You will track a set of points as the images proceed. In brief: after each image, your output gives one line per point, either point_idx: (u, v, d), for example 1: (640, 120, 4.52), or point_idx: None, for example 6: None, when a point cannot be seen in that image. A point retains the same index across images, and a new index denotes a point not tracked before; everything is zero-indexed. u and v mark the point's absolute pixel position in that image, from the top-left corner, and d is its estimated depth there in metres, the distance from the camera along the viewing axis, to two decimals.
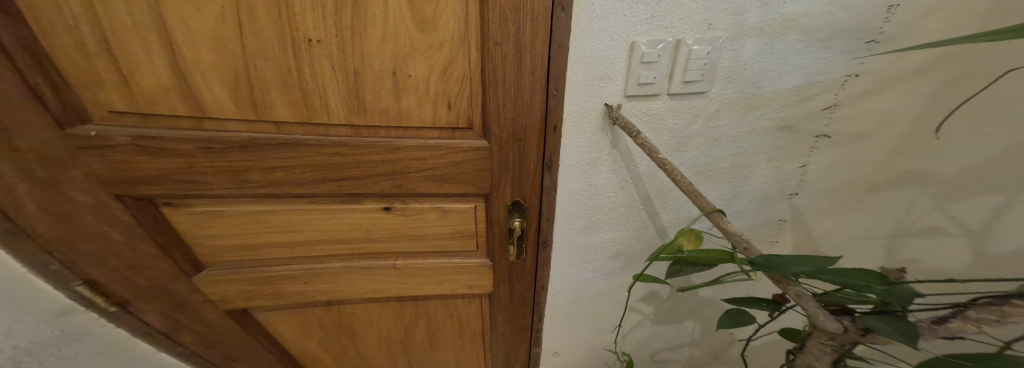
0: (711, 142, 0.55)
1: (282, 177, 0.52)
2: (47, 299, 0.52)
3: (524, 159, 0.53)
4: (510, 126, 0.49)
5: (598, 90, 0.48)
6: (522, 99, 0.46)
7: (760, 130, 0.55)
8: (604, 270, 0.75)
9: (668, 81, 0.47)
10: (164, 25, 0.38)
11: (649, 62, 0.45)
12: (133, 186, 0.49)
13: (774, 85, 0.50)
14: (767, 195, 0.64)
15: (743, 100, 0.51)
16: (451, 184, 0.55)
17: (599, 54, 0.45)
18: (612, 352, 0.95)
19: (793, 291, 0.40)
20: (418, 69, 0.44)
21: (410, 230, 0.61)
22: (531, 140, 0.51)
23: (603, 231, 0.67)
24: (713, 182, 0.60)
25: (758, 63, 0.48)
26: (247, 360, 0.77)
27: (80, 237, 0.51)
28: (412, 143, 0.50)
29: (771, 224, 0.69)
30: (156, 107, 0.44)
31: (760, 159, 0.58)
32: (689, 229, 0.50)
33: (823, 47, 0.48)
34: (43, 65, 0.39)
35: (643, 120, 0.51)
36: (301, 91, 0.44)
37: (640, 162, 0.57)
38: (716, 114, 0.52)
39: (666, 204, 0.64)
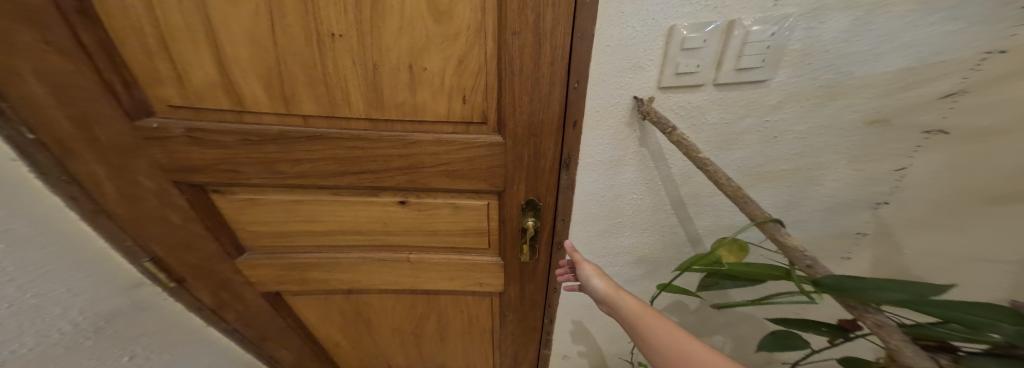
0: (766, 139, 0.47)
1: (308, 169, 0.54)
2: (122, 272, 0.60)
3: (540, 156, 0.50)
4: (526, 122, 0.46)
5: (627, 82, 0.43)
6: (539, 92, 0.43)
7: (840, 125, 0.46)
8: (623, 276, 0.69)
9: (715, 69, 0.40)
10: (209, 23, 0.39)
11: (692, 49, 0.39)
12: (186, 175, 0.53)
13: (868, 69, 0.41)
14: (853, 204, 0.54)
15: (819, 88, 0.42)
16: (466, 181, 0.53)
17: (630, 41, 0.40)
18: (628, 361, 0.91)
19: (871, 320, 0.34)
20: (433, 62, 0.42)
21: (424, 225, 0.61)
22: (548, 136, 0.47)
23: (624, 235, 0.62)
24: (769, 186, 0.52)
25: (846, 43, 0.39)
26: (276, 338, 0.83)
27: (146, 218, 0.57)
28: (426, 138, 0.49)
29: (845, 239, 0.59)
30: (205, 102, 0.46)
31: (845, 162, 0.49)
32: (731, 239, 0.44)
33: (953, 17, 0.36)
34: (116, 63, 0.42)
35: (680, 114, 0.45)
36: (323, 85, 0.44)
37: (672, 161, 0.51)
38: (782, 106, 0.44)
39: (701, 210, 0.57)
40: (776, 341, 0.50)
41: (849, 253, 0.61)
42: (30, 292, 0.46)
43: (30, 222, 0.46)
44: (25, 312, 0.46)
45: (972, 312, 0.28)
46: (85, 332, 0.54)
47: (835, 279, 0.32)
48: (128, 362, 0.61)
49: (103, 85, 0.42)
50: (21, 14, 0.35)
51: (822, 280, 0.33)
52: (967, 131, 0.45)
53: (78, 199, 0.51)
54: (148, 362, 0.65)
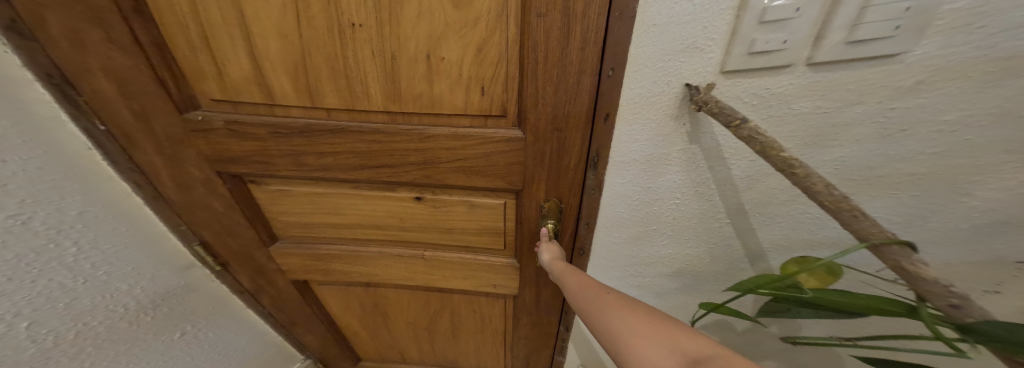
0: (884, 133, 0.33)
1: (330, 162, 0.52)
2: (179, 254, 0.61)
3: (563, 153, 0.43)
4: (549, 115, 0.39)
5: (675, 69, 0.34)
6: (566, 81, 0.36)
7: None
8: (654, 288, 0.61)
9: (812, 44, 0.29)
10: (242, 16, 0.37)
11: (774, 22, 0.29)
12: (227, 165, 0.53)
13: None
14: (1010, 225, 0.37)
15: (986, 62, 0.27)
16: (482, 178, 0.48)
17: (685, 17, 0.31)
18: None
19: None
20: (451, 51, 0.37)
21: (439, 221, 0.58)
22: (574, 131, 0.41)
23: (659, 244, 0.53)
24: (881, 194, 0.38)
25: None
26: (304, 324, 0.88)
27: (195, 206, 0.56)
28: (442, 132, 0.45)
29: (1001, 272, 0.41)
30: (242, 96, 0.45)
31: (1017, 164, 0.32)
32: (815, 259, 0.33)
33: None
34: (167, 59, 0.41)
35: (750, 105, 0.35)
36: (344, 77, 0.41)
37: (732, 162, 0.41)
38: (922, 88, 0.30)
39: (768, 221, 0.45)
40: None
41: (999, 287, 0.42)
42: (102, 270, 0.49)
43: (106, 206, 0.48)
44: (97, 288, 0.49)
45: None
46: (144, 310, 0.58)
47: (998, 325, 0.20)
48: (179, 337, 0.66)
49: (157, 80, 0.42)
50: (86, 13, 0.35)
51: (977, 327, 0.21)
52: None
53: (141, 185, 0.51)
54: (193, 336, 0.69)
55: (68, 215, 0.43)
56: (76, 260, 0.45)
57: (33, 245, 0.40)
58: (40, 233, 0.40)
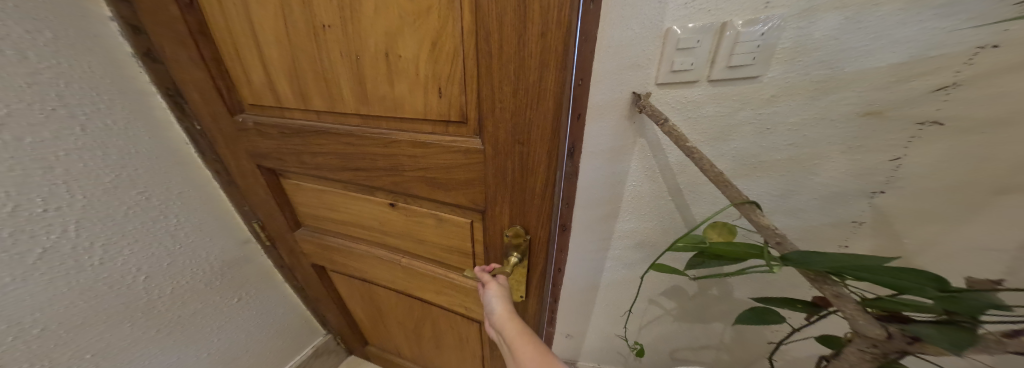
0: (761, 130, 0.41)
1: (321, 162, 0.55)
2: (240, 229, 0.71)
3: (528, 173, 0.42)
4: (509, 126, 0.39)
5: (627, 79, 0.45)
6: (525, 81, 0.35)
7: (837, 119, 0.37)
8: (623, 259, 0.68)
9: (710, 66, 0.40)
10: (253, 35, 0.45)
11: (686, 49, 0.39)
12: (259, 160, 0.58)
13: (860, 65, 0.33)
14: (843, 195, 0.41)
15: (812, 83, 0.36)
16: (442, 191, 0.50)
17: (629, 42, 0.42)
18: (624, 339, 0.83)
19: (830, 290, 0.33)
20: (407, 48, 0.38)
21: (414, 228, 0.60)
22: (539, 147, 0.39)
23: (623, 219, 0.62)
24: (764, 176, 0.43)
25: (835, 40, 0.33)
26: (320, 308, 0.98)
27: (251, 191, 0.64)
28: (404, 137, 0.46)
29: (841, 230, 0.44)
30: (261, 101, 0.51)
31: (837, 152, 0.39)
32: (720, 222, 0.45)
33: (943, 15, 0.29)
34: (222, 69, 0.49)
35: (675, 108, 0.44)
36: (324, 80, 0.45)
37: (668, 151, 0.52)
38: (773, 100, 0.38)
39: (699, 198, 0.56)
40: (754, 317, 0.44)
41: None
42: (194, 239, 0.62)
43: (196, 189, 0.60)
44: (188, 255, 0.61)
45: (905, 277, 0.27)
46: (214, 276, 0.68)
47: (800, 254, 0.32)
48: (236, 302, 0.76)
49: (215, 87, 0.50)
50: (175, 37, 0.45)
51: (789, 256, 0.33)
52: (969, 123, 0.33)
53: (220, 172, 0.61)
54: (244, 307, 0.79)
55: (173, 194, 0.56)
56: (177, 230, 0.58)
57: (151, 216, 0.54)
58: (156, 206, 0.54)
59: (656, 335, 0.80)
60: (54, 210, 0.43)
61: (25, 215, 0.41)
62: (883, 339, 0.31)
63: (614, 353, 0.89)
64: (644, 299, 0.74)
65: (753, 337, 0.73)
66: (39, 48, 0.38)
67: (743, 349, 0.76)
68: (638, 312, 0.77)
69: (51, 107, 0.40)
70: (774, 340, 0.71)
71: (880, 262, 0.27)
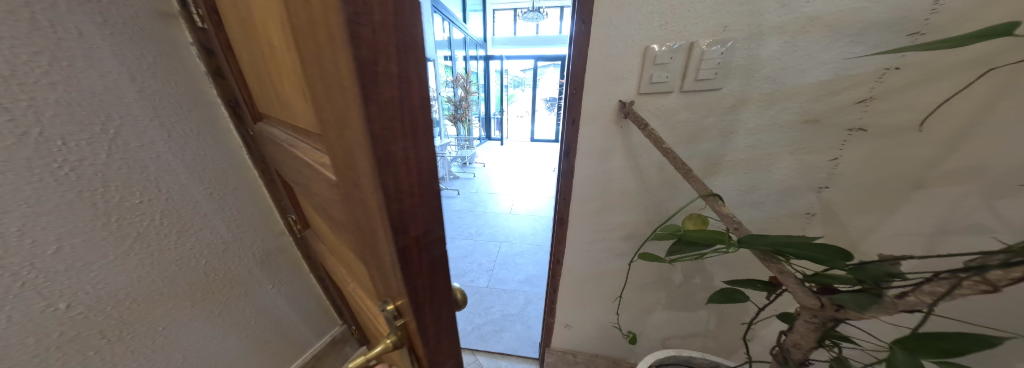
0: (724, 134, 0.47)
1: (279, 167, 0.44)
2: None
3: (373, 237, 0.20)
4: (331, 145, 0.18)
5: (613, 89, 0.52)
6: (319, 50, 0.14)
7: (782, 124, 0.45)
8: (615, 250, 0.75)
9: (681, 79, 0.47)
10: (227, 31, 0.39)
11: (662, 64, 0.47)
12: (266, 158, 0.51)
13: (797, 80, 0.42)
14: (799, 189, 0.48)
15: (761, 94, 0.44)
16: (336, 229, 0.32)
17: (613, 58, 0.49)
18: (616, 326, 0.88)
19: (774, 268, 0.38)
20: (263, 25, 0.23)
21: (342, 262, 0.43)
22: (365, 191, 0.17)
23: (614, 212, 0.68)
24: (730, 174, 0.50)
25: (776, 60, 0.42)
26: None
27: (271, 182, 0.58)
28: (292, 149, 0.30)
29: (797, 220, 0.51)
30: (252, 101, 0.45)
31: (786, 151, 0.46)
32: (696, 214, 0.50)
33: (853, 42, 0.38)
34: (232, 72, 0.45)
35: (654, 115, 0.50)
36: (256, 74, 0.35)
37: (648, 152, 0.59)
38: (732, 109, 0.46)
39: (676, 194, 0.63)
40: (723, 297, 0.48)
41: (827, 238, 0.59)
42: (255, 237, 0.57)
43: None
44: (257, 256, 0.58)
45: (819, 250, 0.32)
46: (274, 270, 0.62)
47: (747, 237, 0.37)
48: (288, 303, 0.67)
49: (231, 84, 0.46)
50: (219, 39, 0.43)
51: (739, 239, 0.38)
52: (885, 128, 0.42)
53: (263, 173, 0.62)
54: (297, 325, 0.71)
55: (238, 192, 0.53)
56: (242, 230, 0.55)
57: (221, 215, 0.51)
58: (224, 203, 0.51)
59: (648, 323, 0.86)
60: (149, 203, 0.41)
61: (127, 205, 0.39)
62: (817, 308, 0.36)
63: (610, 342, 0.94)
64: (635, 288, 0.80)
65: (734, 323, 0.79)
66: (142, 70, 0.39)
67: (726, 334, 0.81)
68: (629, 299, 0.83)
69: (149, 118, 0.41)
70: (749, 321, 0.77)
71: (802, 238, 0.33)
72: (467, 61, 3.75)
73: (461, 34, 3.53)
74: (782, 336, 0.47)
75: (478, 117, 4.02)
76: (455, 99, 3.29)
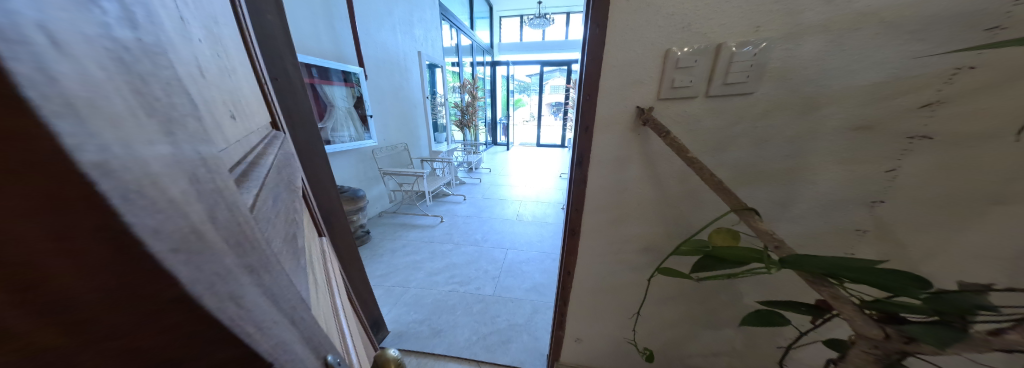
0: (757, 142, 0.44)
1: None
2: None
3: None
4: None
5: (630, 95, 0.48)
6: None
7: (821, 130, 0.41)
8: (631, 263, 0.70)
9: (707, 82, 0.43)
10: None
11: (685, 67, 0.43)
12: None
13: (839, 82, 0.38)
14: (840, 201, 0.44)
15: (799, 99, 0.40)
16: None
17: (631, 62, 0.46)
18: (632, 343, 0.83)
19: (828, 293, 0.33)
20: None
21: None
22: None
23: (630, 224, 0.64)
24: (763, 184, 0.46)
25: (819, 61, 0.38)
26: None
27: None
28: None
29: (844, 237, 0.46)
30: None
31: (826, 159, 0.42)
32: (725, 228, 0.45)
33: (909, 41, 0.35)
34: None
35: (676, 122, 0.47)
36: None
37: (669, 161, 0.55)
38: (766, 116, 0.42)
39: (699, 206, 0.58)
40: (759, 319, 0.43)
41: None
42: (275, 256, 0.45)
43: None
44: None
45: (887, 277, 0.29)
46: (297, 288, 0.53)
47: (795, 258, 0.33)
48: None
49: None
50: None
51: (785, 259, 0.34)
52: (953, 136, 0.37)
53: None
54: None
55: None
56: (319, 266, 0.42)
57: None
58: None
59: (667, 340, 0.80)
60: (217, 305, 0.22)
61: None
62: (881, 339, 0.31)
63: (624, 359, 0.89)
64: (653, 303, 0.75)
65: (761, 342, 0.74)
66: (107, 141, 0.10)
67: (754, 355, 0.76)
68: (647, 315, 0.78)
69: None
70: (780, 342, 0.71)
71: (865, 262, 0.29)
72: (474, 67, 3.77)
73: (468, 41, 3.58)
74: (830, 363, 0.42)
75: (483, 122, 4.02)
76: (462, 104, 3.31)
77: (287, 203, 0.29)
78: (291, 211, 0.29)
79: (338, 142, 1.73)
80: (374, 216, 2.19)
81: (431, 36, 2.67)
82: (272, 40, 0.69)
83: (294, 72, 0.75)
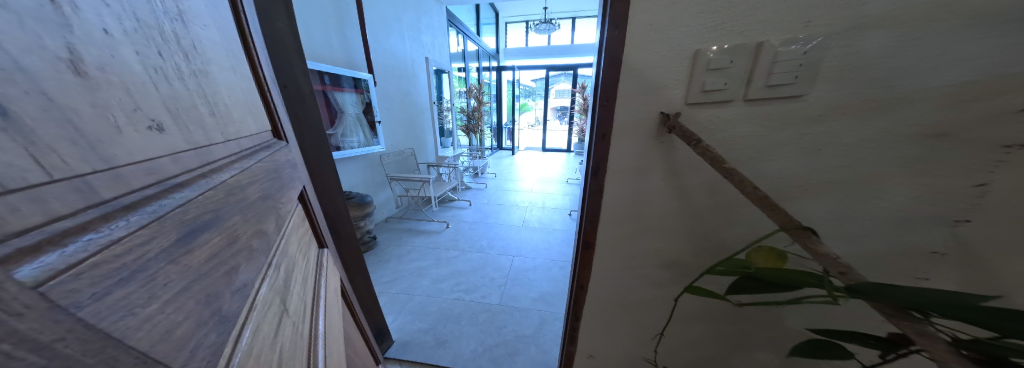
0: (808, 150, 0.39)
1: None
2: None
3: None
4: None
5: (653, 99, 0.44)
6: None
7: (887, 136, 0.36)
8: (652, 281, 0.64)
9: (745, 85, 0.39)
10: None
11: (718, 69, 0.39)
12: None
13: (905, 82, 0.33)
14: (907, 216, 0.38)
15: (860, 101, 0.35)
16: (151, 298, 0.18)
17: (654, 65, 0.42)
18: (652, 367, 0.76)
19: (911, 328, 0.27)
20: None
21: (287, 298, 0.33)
22: None
23: (651, 239, 0.58)
24: (814, 197, 0.40)
25: (890, 58, 0.33)
26: None
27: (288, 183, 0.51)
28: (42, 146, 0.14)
29: (912, 258, 0.39)
30: None
31: (892, 168, 0.37)
32: (766, 246, 0.39)
33: (999, 34, 0.30)
34: None
35: (708, 128, 0.42)
36: None
37: (700, 171, 0.49)
38: (822, 120, 0.37)
39: (735, 222, 0.52)
40: (813, 352, 0.37)
41: None
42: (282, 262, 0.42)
43: None
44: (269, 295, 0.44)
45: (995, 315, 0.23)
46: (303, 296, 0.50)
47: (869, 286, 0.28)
48: None
49: None
50: None
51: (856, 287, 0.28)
52: None
53: None
54: None
55: None
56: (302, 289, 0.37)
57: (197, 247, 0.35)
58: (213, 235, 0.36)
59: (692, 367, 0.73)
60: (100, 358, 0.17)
61: None
62: None
63: None
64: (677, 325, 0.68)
65: None
66: None
67: None
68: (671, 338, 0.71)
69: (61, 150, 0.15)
70: None
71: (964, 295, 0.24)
72: (481, 72, 3.77)
73: (475, 46, 3.59)
74: None
75: (490, 127, 4.01)
76: (469, 110, 3.31)
77: (216, 236, 0.22)
78: (226, 243, 0.23)
79: (347, 148, 1.70)
80: (380, 222, 2.16)
81: (439, 42, 2.69)
82: (281, 47, 0.67)
83: (303, 80, 0.73)
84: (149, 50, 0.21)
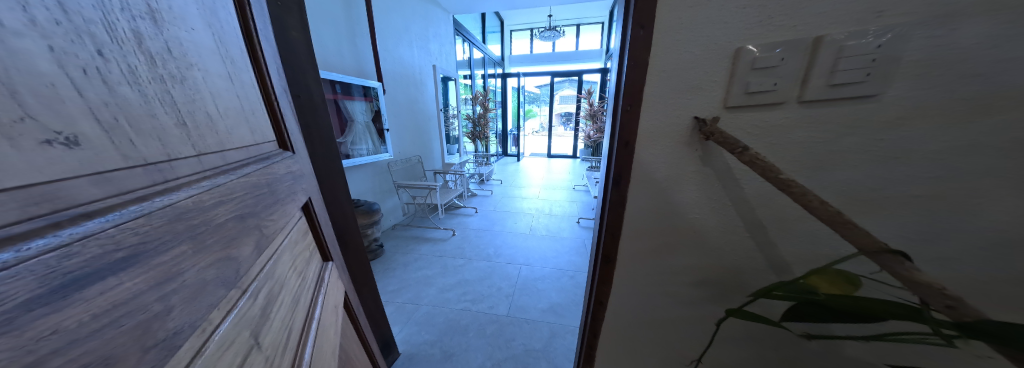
0: (879, 158, 0.34)
1: None
2: None
3: None
4: None
5: (685, 104, 0.39)
6: None
7: (978, 140, 0.31)
8: (683, 300, 0.58)
9: (801, 85, 0.34)
10: None
11: (765, 68, 0.35)
12: None
13: (1008, 78, 0.28)
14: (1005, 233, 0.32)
15: (948, 100, 0.31)
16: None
17: (686, 66, 0.37)
18: None
19: None
20: None
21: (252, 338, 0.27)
22: None
23: (681, 256, 0.53)
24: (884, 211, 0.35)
25: (993, 49, 0.28)
26: None
27: None
28: None
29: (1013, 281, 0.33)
30: None
31: (983, 176, 0.32)
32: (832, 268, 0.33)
33: None
34: None
35: (753, 133, 0.37)
36: None
37: (745, 180, 0.44)
38: (900, 123, 0.32)
39: (785, 237, 0.46)
40: None
41: None
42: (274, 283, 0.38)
43: None
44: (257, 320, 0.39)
45: None
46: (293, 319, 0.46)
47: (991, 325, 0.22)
48: None
49: None
50: None
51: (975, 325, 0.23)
52: None
53: None
54: None
55: None
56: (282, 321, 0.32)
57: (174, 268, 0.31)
58: None
59: None
60: None
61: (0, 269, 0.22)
62: None
63: None
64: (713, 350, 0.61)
65: None
66: None
67: None
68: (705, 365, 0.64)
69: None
70: None
71: None
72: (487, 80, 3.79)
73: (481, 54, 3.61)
74: None
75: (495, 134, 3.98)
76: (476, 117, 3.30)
77: (131, 279, 0.17)
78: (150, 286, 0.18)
79: (355, 155, 1.69)
80: (387, 230, 2.13)
81: (446, 51, 2.70)
82: (294, 55, 0.65)
83: (315, 88, 0.71)
84: (70, 45, 0.16)
